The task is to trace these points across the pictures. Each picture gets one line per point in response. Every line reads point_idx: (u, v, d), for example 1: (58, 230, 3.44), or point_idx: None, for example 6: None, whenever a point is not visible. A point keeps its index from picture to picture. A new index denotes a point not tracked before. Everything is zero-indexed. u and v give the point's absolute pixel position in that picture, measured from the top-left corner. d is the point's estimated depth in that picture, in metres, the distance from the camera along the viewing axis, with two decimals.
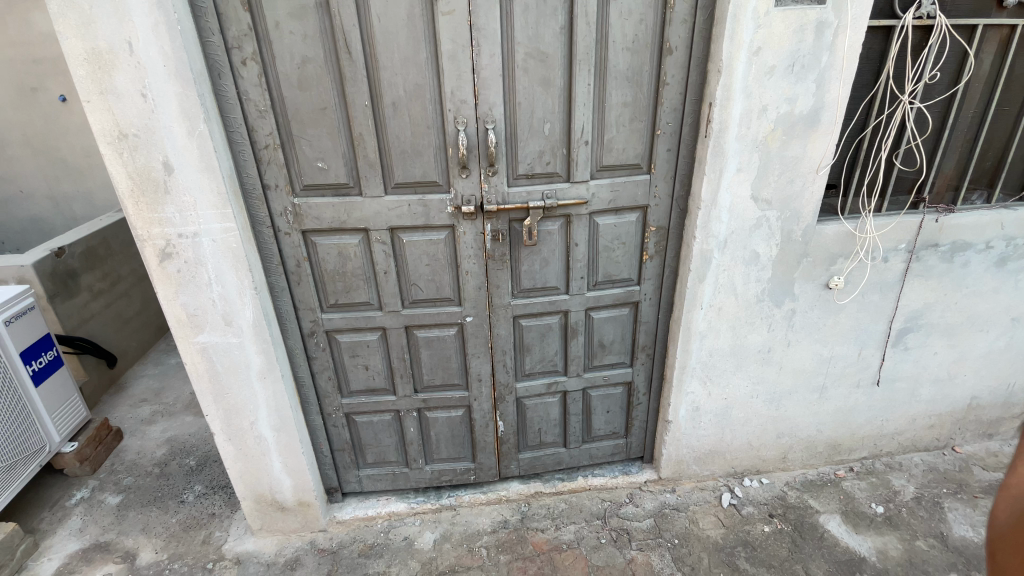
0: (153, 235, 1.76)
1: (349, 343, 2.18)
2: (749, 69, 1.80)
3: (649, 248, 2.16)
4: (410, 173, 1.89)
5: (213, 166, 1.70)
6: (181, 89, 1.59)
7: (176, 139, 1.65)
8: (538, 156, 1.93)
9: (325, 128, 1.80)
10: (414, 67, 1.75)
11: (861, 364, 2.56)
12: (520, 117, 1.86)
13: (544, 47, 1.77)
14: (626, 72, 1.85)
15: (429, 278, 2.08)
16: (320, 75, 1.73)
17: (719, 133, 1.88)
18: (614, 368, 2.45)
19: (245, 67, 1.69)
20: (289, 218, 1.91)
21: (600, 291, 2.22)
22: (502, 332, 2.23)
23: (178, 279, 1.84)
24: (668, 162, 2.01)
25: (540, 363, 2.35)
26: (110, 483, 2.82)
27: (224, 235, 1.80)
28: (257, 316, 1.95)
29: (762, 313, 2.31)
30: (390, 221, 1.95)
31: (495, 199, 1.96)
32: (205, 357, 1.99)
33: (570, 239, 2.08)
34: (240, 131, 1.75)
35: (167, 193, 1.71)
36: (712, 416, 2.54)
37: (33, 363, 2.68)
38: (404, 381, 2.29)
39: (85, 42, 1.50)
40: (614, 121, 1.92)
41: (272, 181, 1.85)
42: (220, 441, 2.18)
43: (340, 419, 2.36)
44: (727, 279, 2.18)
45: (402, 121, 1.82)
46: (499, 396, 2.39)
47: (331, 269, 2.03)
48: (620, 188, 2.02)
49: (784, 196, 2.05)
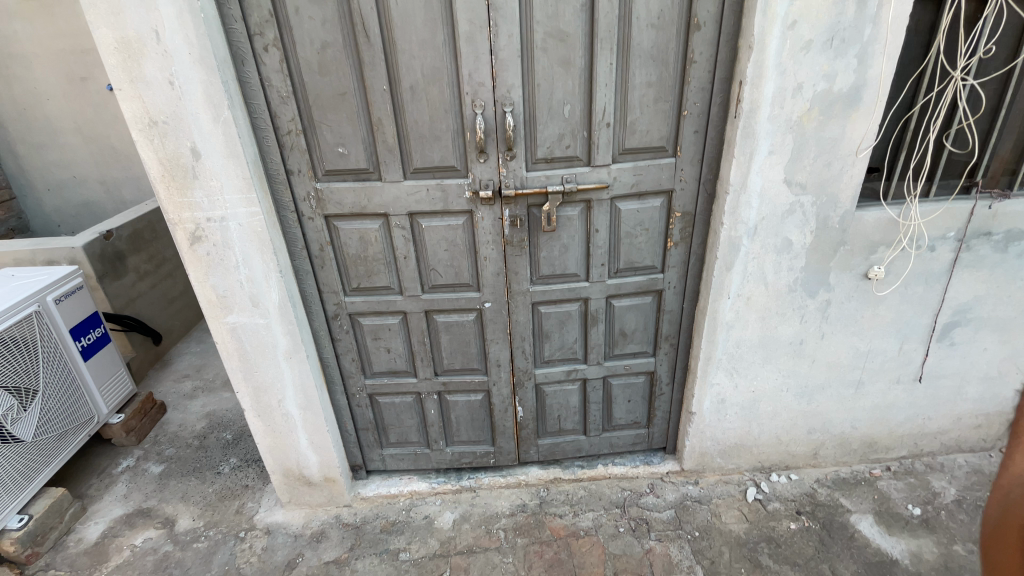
0: (183, 219, 1.83)
1: (371, 326, 2.22)
2: (783, 44, 1.70)
3: (673, 234, 2.09)
4: (428, 158, 1.89)
5: (238, 152, 1.75)
6: (206, 76, 1.64)
7: (202, 125, 1.70)
8: (557, 139, 1.88)
9: (345, 113, 1.82)
10: (432, 49, 1.73)
11: (901, 359, 2.43)
12: (538, 99, 1.81)
13: (563, 26, 1.71)
14: (651, 50, 1.77)
15: (448, 263, 2.09)
16: (339, 60, 1.74)
17: (749, 113, 1.79)
18: (636, 357, 2.39)
19: (267, 53, 1.72)
20: (312, 203, 1.95)
21: (621, 278, 2.17)
22: (521, 318, 2.22)
23: (208, 261, 1.91)
24: (695, 145, 1.92)
25: (560, 350, 2.33)
26: (153, 453, 3.02)
27: (250, 219, 1.85)
28: (282, 298, 2.01)
29: (794, 304, 2.20)
30: (409, 206, 1.96)
31: (513, 183, 1.94)
32: (234, 336, 2.07)
33: (591, 224, 2.04)
34: (264, 117, 1.79)
35: (196, 178, 1.77)
36: (739, 408, 2.47)
37: (82, 339, 2.86)
38: (424, 364, 2.32)
39: (115, 31, 1.56)
40: (638, 102, 1.84)
41: (295, 166, 1.89)
42: (250, 417, 2.27)
43: (363, 399, 2.41)
44: (757, 267, 2.09)
45: (420, 106, 1.81)
46: (519, 381, 2.39)
47: (353, 253, 2.06)
48: (643, 172, 1.95)
49: (820, 180, 1.94)
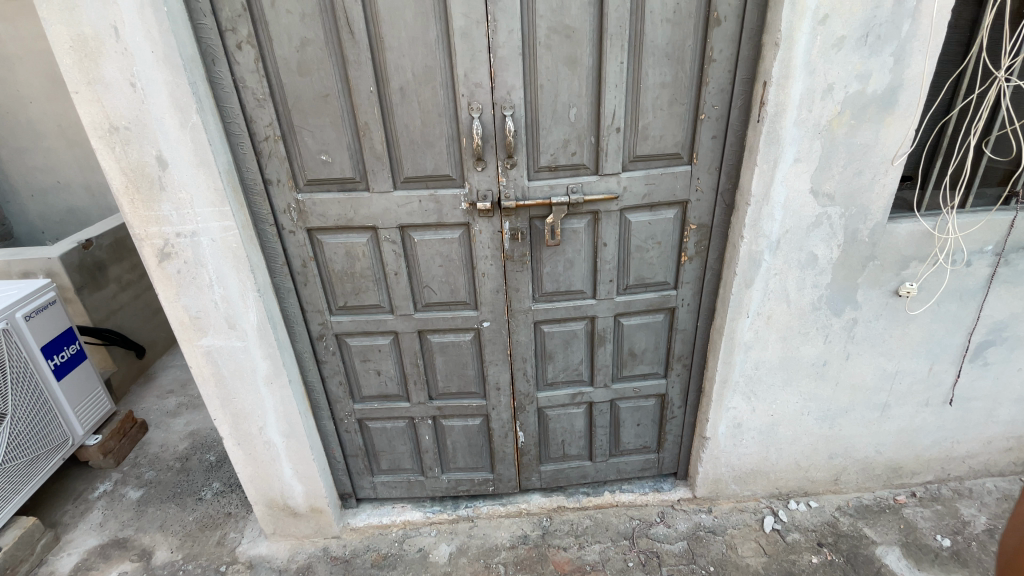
0: (150, 234, 1.66)
1: (359, 347, 2.05)
2: (813, 41, 1.53)
3: (688, 248, 1.91)
4: (420, 166, 1.72)
5: (209, 160, 1.58)
6: (171, 77, 1.47)
7: (169, 131, 1.53)
8: (562, 146, 1.71)
9: (327, 118, 1.65)
10: (423, 47, 1.56)
11: (931, 381, 2.26)
12: (541, 101, 1.64)
13: (569, 20, 1.54)
14: (665, 48, 1.60)
15: (442, 280, 1.92)
16: (320, 58, 1.57)
17: (774, 117, 1.62)
18: (646, 380, 2.21)
19: (240, 51, 1.55)
20: (292, 215, 1.78)
21: (631, 295, 1.99)
22: (522, 338, 2.05)
23: (179, 280, 1.74)
24: (712, 152, 1.75)
25: (564, 372, 2.15)
26: (132, 476, 2.85)
27: (223, 234, 1.68)
28: (261, 319, 1.84)
29: (817, 323, 2.03)
30: (399, 219, 1.79)
31: (514, 194, 1.77)
32: (209, 360, 1.90)
33: (598, 238, 1.86)
34: (238, 121, 1.62)
35: (163, 189, 1.60)
36: (756, 433, 2.29)
37: (56, 357, 2.69)
38: (418, 388, 2.15)
39: (70, 28, 1.39)
40: (651, 104, 1.67)
41: (273, 176, 1.72)
42: (229, 445, 2.10)
43: (352, 424, 2.24)
44: (779, 284, 1.92)
45: (411, 109, 1.64)
46: (519, 405, 2.21)
47: (339, 269, 1.89)
48: (656, 182, 1.78)
49: (849, 190, 1.77)
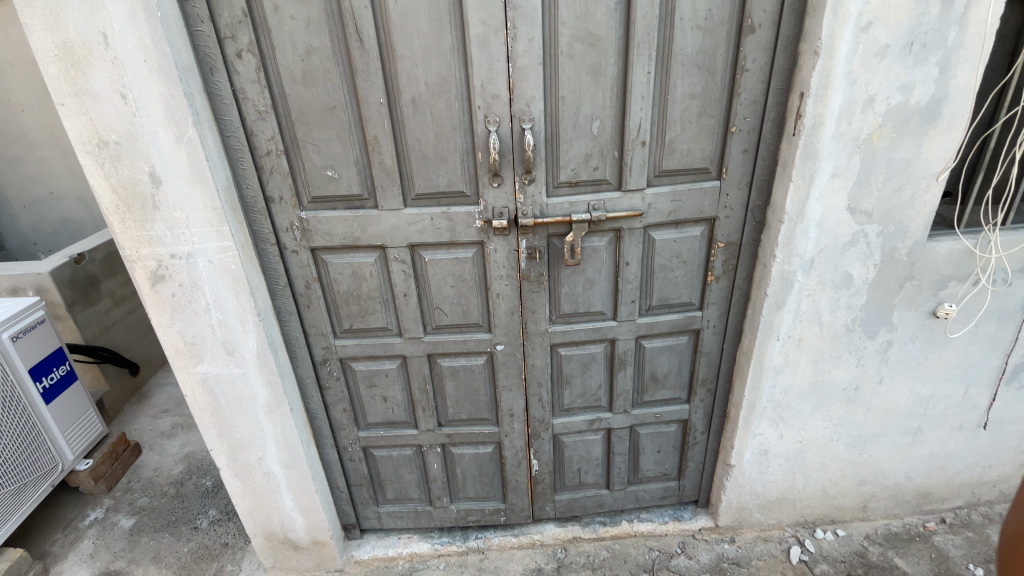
0: (143, 255, 1.55)
1: (365, 372, 1.93)
2: (855, 51, 1.43)
3: (715, 267, 1.80)
4: (432, 182, 1.61)
5: (206, 177, 1.47)
6: (165, 88, 1.36)
7: (163, 146, 1.42)
8: (584, 160, 1.60)
9: (334, 131, 1.54)
10: (437, 56, 1.45)
11: (965, 405, 2.15)
12: (562, 113, 1.54)
13: (593, 27, 1.44)
14: (696, 56, 1.50)
15: (454, 301, 1.80)
16: (327, 67, 1.46)
17: (811, 130, 1.52)
18: (667, 405, 2.09)
19: (240, 61, 1.44)
20: (295, 234, 1.66)
21: (653, 317, 1.88)
22: (537, 362, 1.93)
23: (173, 304, 1.62)
24: (743, 167, 1.65)
25: (581, 398, 2.03)
26: (124, 503, 2.72)
27: (221, 256, 1.57)
28: (261, 345, 1.72)
29: (850, 346, 1.92)
30: (409, 237, 1.68)
31: (532, 211, 1.66)
32: (206, 388, 1.78)
33: (620, 257, 1.75)
34: (238, 135, 1.51)
35: (156, 208, 1.49)
36: (782, 460, 2.18)
37: (44, 379, 2.56)
38: (426, 415, 2.02)
39: (55, 35, 1.28)
40: (679, 116, 1.57)
41: (275, 193, 1.61)
42: (227, 477, 1.98)
43: (356, 452, 2.11)
44: (812, 306, 1.81)
45: (423, 122, 1.53)
46: (533, 432, 2.09)
47: (345, 290, 1.77)
48: (683, 198, 1.67)
49: (888, 207, 1.66)
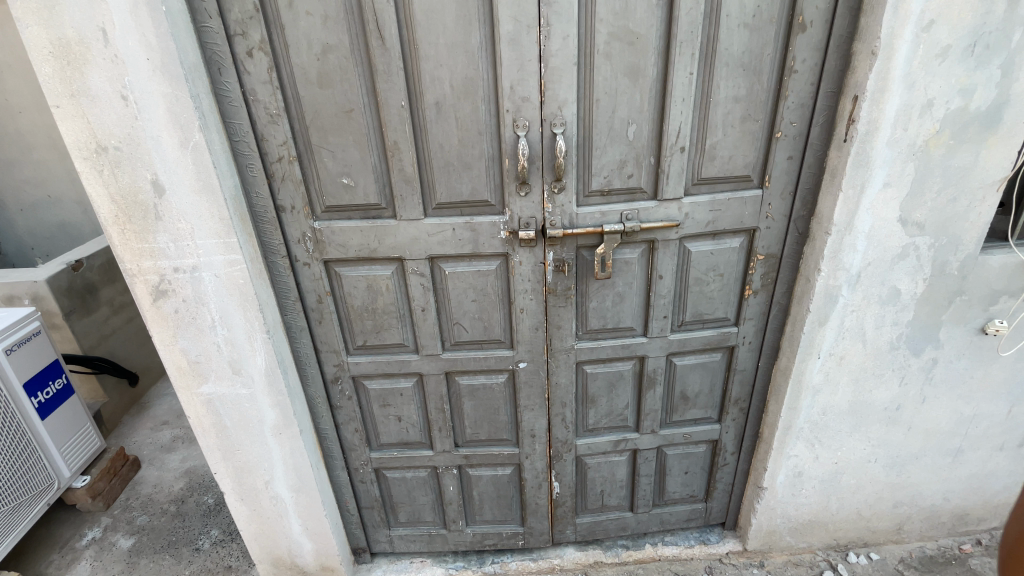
0: (144, 269, 1.43)
1: (379, 391, 1.81)
2: (914, 51, 1.33)
3: (753, 281, 1.70)
4: (455, 191, 1.50)
5: (213, 186, 1.35)
6: (169, 88, 1.25)
7: (166, 151, 1.31)
8: (618, 167, 1.50)
9: (351, 136, 1.43)
10: (463, 55, 1.35)
11: (1009, 424, 2.04)
12: (596, 117, 1.43)
13: (633, 25, 1.34)
14: (741, 56, 1.39)
15: (475, 316, 1.69)
16: (344, 67, 1.35)
17: (865, 137, 1.41)
18: (697, 424, 1.98)
19: (251, 59, 1.33)
20: (307, 246, 1.55)
21: (686, 333, 1.77)
22: (562, 381, 1.81)
23: (176, 320, 1.51)
24: (787, 174, 1.54)
25: (607, 417, 1.91)
26: (123, 521, 2.60)
27: (228, 270, 1.46)
28: (269, 364, 1.61)
29: (894, 364, 1.81)
30: (429, 249, 1.57)
31: (561, 221, 1.55)
32: (210, 410, 1.67)
33: (653, 270, 1.64)
34: (247, 140, 1.40)
35: (159, 219, 1.38)
36: (817, 482, 2.06)
37: (40, 394, 2.44)
38: (442, 435, 1.90)
39: (50, 30, 1.17)
40: (721, 120, 1.46)
41: (286, 202, 1.50)
42: (231, 502, 1.86)
43: (368, 474, 1.99)
44: (856, 322, 1.70)
45: (447, 126, 1.43)
46: (556, 453, 1.96)
47: (359, 305, 1.66)
48: (722, 208, 1.56)
49: (941, 218, 1.56)
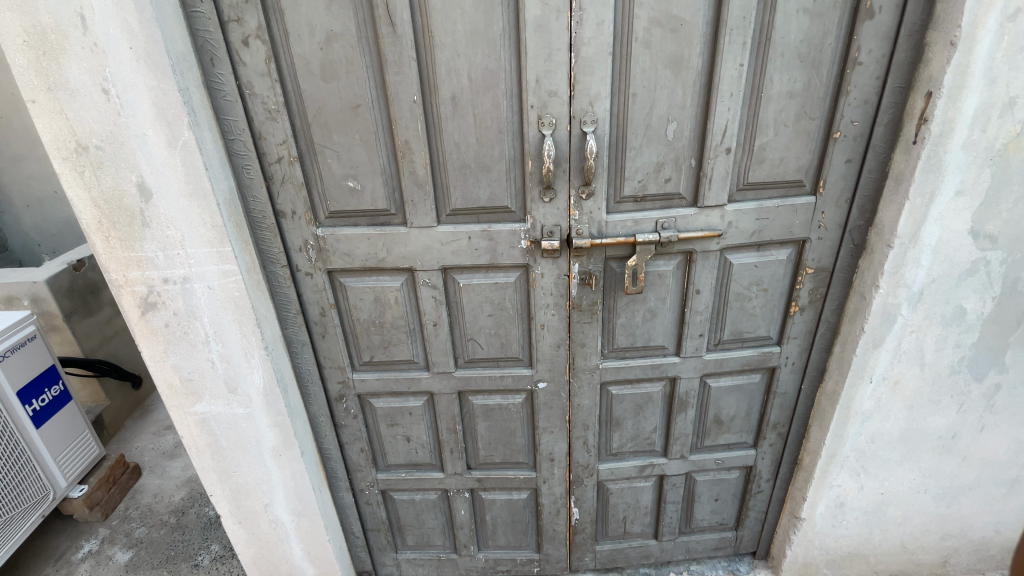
0: (131, 279, 1.31)
1: (386, 410, 1.68)
2: (1000, 41, 1.14)
3: (800, 297, 1.53)
4: (471, 196, 1.36)
5: (204, 190, 1.22)
6: (155, 81, 1.11)
7: (152, 152, 1.17)
8: (654, 170, 1.34)
9: (357, 134, 1.29)
10: (484, 44, 1.20)
11: None
12: (632, 114, 1.28)
13: (677, 9, 1.18)
14: (799, 47, 1.24)
15: (491, 332, 1.54)
16: (350, 57, 1.21)
17: (937, 139, 1.24)
18: (730, 449, 1.82)
19: (247, 48, 1.19)
20: (310, 254, 1.42)
21: (723, 352, 1.61)
22: (585, 403, 1.66)
23: (167, 335, 1.38)
24: (844, 180, 1.38)
25: (632, 441, 1.76)
26: (121, 533, 2.51)
27: (222, 282, 1.32)
28: (268, 382, 1.48)
29: (953, 390, 1.64)
30: (443, 259, 1.43)
31: (588, 230, 1.39)
32: (205, 430, 1.54)
33: (690, 283, 1.48)
34: (243, 138, 1.26)
35: (145, 225, 1.24)
36: (860, 513, 1.89)
37: (34, 402, 2.35)
38: (454, 457, 1.76)
39: (22, 15, 1.04)
40: (772, 118, 1.31)
41: (286, 206, 1.36)
42: (229, 525, 1.73)
43: (374, 496, 1.86)
44: (914, 344, 1.52)
45: (464, 123, 1.28)
46: (575, 478, 1.81)
47: (365, 319, 1.52)
48: (770, 216, 1.40)
49: (1018, 231, 1.36)
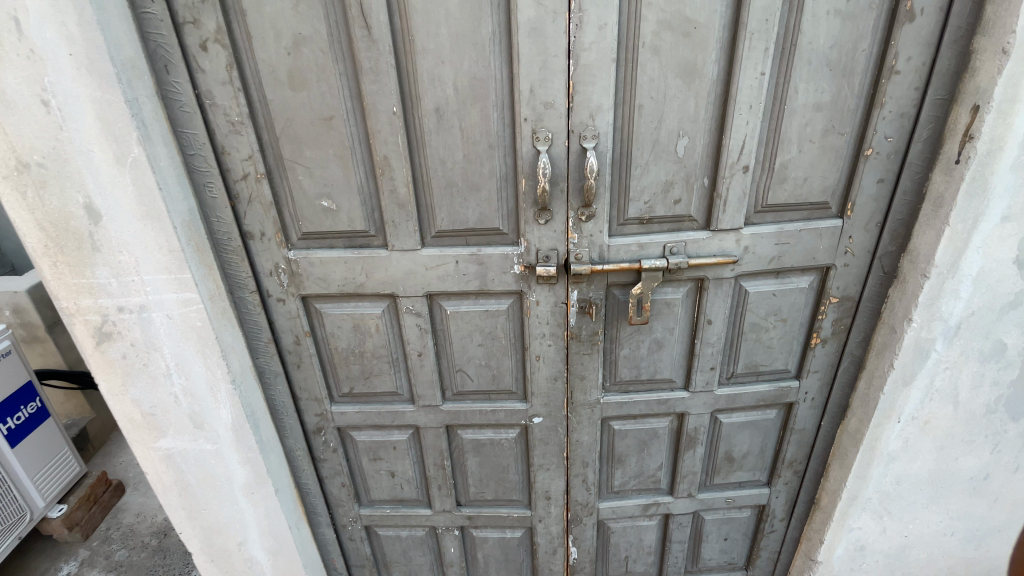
0: (83, 308, 1.18)
1: (369, 443, 1.55)
2: None
3: (822, 328, 1.39)
4: (459, 217, 1.23)
5: (159, 211, 1.09)
6: (99, 91, 0.98)
7: (100, 169, 1.04)
8: (663, 190, 1.20)
9: (331, 149, 1.16)
10: (471, 49, 1.07)
11: None
12: (638, 128, 1.14)
13: (690, 11, 1.04)
14: (827, 54, 1.10)
15: (482, 363, 1.41)
16: (321, 64, 1.08)
17: (984, 158, 1.09)
18: (742, 488, 1.68)
19: (206, 54, 1.07)
20: (281, 279, 1.29)
21: (736, 387, 1.47)
22: (584, 439, 1.52)
23: (125, 368, 1.26)
24: (874, 202, 1.24)
25: (636, 479, 1.62)
26: (101, 555, 2.40)
27: (183, 310, 1.20)
28: (237, 417, 1.35)
29: (987, 429, 1.46)
30: (427, 285, 1.29)
31: (589, 255, 1.26)
32: (170, 466, 1.41)
33: (700, 313, 1.34)
34: (203, 153, 1.14)
35: (96, 249, 1.11)
36: (882, 556, 1.69)
37: (8, 421, 2.22)
38: (442, 494, 1.63)
39: None
40: (796, 133, 1.17)
41: (255, 227, 1.24)
42: (201, 563, 1.59)
43: (357, 532, 1.73)
44: (948, 381, 1.36)
45: (450, 137, 1.14)
46: (573, 517, 1.67)
47: (345, 348, 1.40)
48: (791, 241, 1.26)
49: None
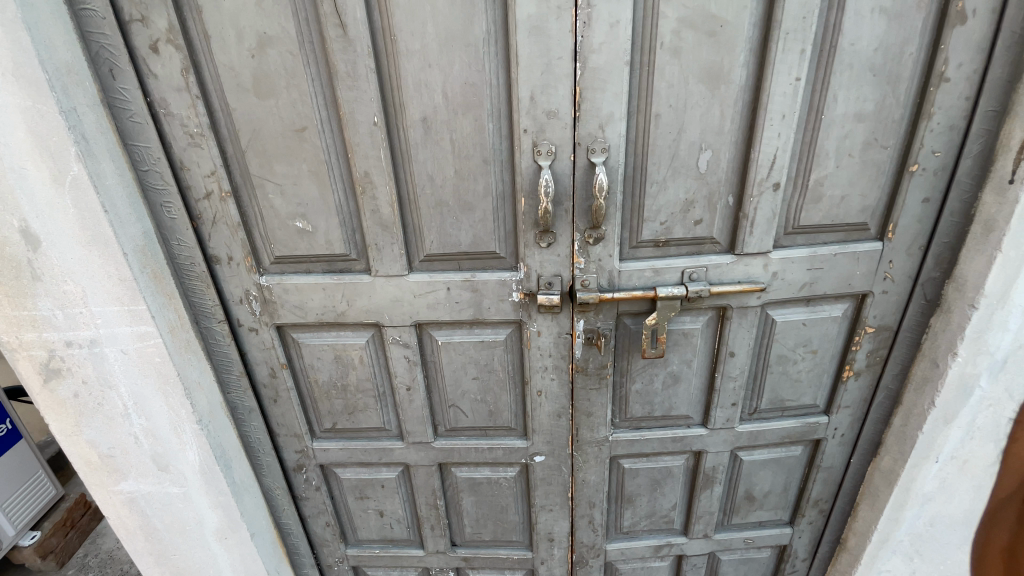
0: (27, 343, 1.04)
1: (355, 481, 1.42)
2: None
3: (856, 359, 1.25)
4: (451, 239, 1.09)
5: (106, 236, 0.96)
6: (29, 100, 0.85)
7: (36, 189, 0.90)
8: (681, 210, 1.06)
9: (304, 163, 1.02)
10: (462, 51, 0.93)
11: None
12: (654, 141, 1.00)
13: (715, 7, 0.90)
14: (870, 56, 0.96)
15: (478, 398, 1.27)
16: (290, 68, 0.94)
17: None
18: (762, 528, 1.54)
19: (157, 57, 0.94)
20: (253, 307, 1.16)
21: (759, 422, 1.33)
22: (591, 478, 1.38)
23: (77, 407, 1.12)
24: (920, 223, 1.10)
25: (647, 518, 1.48)
26: None
27: (139, 345, 1.06)
28: (205, 459, 1.21)
29: None
30: (416, 314, 1.15)
31: (597, 281, 1.12)
32: (135, 511, 1.27)
33: (722, 344, 1.20)
34: (159, 168, 1.01)
35: (37, 279, 0.98)
36: None
37: None
38: (435, 534, 1.49)
39: None
40: (833, 146, 1.02)
41: (221, 251, 1.10)
42: None
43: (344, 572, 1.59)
44: (999, 420, 1.18)
45: (439, 151, 1.01)
46: (579, 559, 1.53)
47: (326, 381, 1.26)
48: (825, 266, 1.12)
49: None
